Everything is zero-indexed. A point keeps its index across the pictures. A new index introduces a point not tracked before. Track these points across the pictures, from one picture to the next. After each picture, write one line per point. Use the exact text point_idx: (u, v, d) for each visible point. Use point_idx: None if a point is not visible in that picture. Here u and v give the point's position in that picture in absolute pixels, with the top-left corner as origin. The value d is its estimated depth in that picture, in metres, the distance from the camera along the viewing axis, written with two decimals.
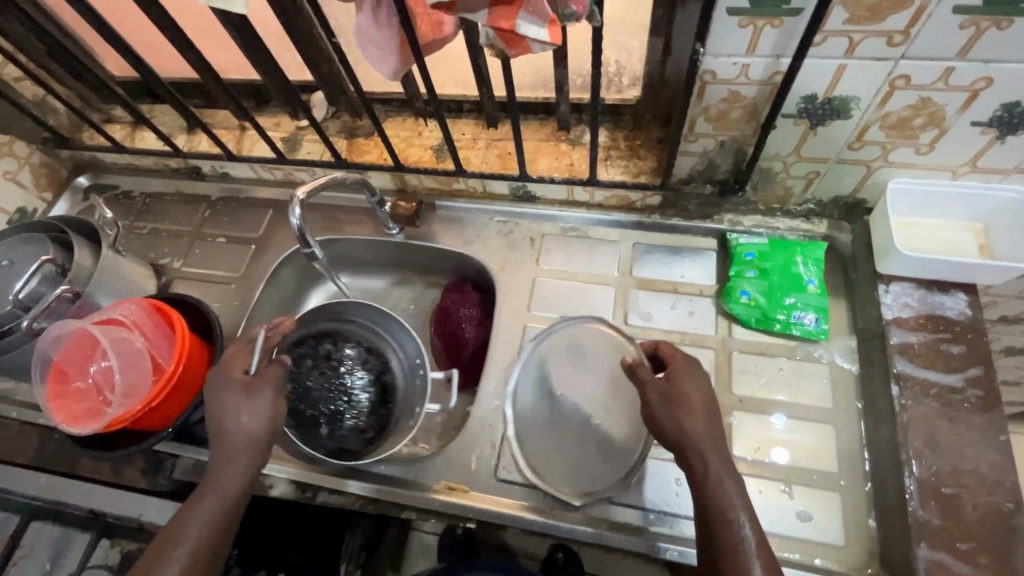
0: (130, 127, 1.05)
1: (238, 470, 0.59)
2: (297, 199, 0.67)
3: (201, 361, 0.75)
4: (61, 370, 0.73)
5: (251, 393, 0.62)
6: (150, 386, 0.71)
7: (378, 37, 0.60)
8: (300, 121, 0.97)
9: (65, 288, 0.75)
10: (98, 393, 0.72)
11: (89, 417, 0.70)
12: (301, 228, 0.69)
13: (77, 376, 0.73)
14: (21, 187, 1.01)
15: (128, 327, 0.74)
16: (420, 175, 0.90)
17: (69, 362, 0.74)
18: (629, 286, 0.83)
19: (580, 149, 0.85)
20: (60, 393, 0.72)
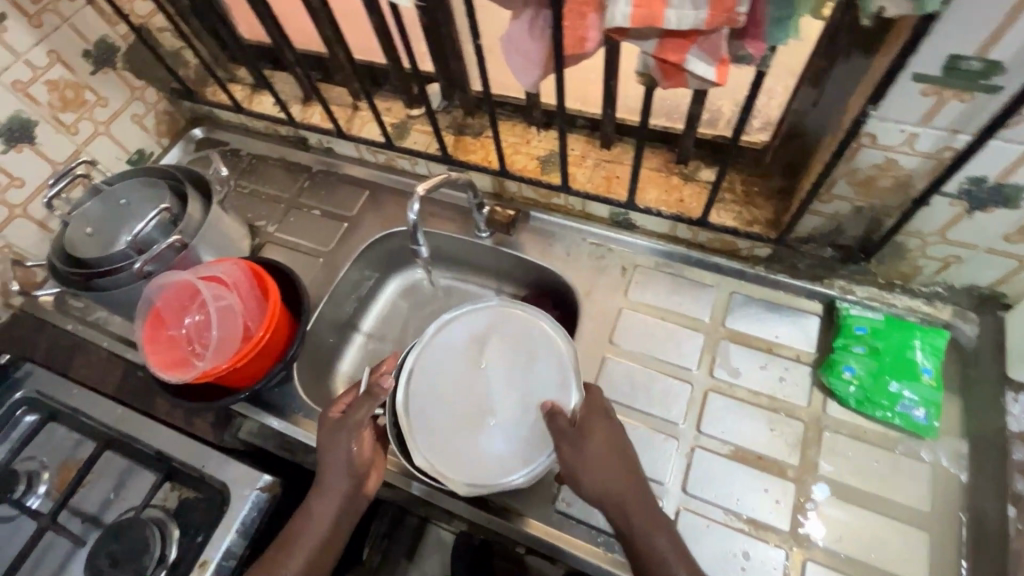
0: (250, 89, 1.09)
1: (334, 499, 0.67)
2: (416, 195, 0.68)
3: (286, 331, 0.77)
4: (162, 315, 0.77)
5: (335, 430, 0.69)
6: (237, 345, 0.73)
7: (528, 48, 0.59)
8: (412, 109, 0.98)
9: (177, 238, 0.78)
10: (190, 343, 0.76)
11: (178, 363, 0.73)
12: (415, 221, 0.69)
13: (175, 324, 0.77)
14: (144, 131, 1.06)
15: (228, 285, 0.78)
16: (521, 184, 0.89)
17: (170, 309, 0.78)
18: (719, 336, 0.79)
19: (693, 186, 0.82)
20: (156, 336, 0.76)
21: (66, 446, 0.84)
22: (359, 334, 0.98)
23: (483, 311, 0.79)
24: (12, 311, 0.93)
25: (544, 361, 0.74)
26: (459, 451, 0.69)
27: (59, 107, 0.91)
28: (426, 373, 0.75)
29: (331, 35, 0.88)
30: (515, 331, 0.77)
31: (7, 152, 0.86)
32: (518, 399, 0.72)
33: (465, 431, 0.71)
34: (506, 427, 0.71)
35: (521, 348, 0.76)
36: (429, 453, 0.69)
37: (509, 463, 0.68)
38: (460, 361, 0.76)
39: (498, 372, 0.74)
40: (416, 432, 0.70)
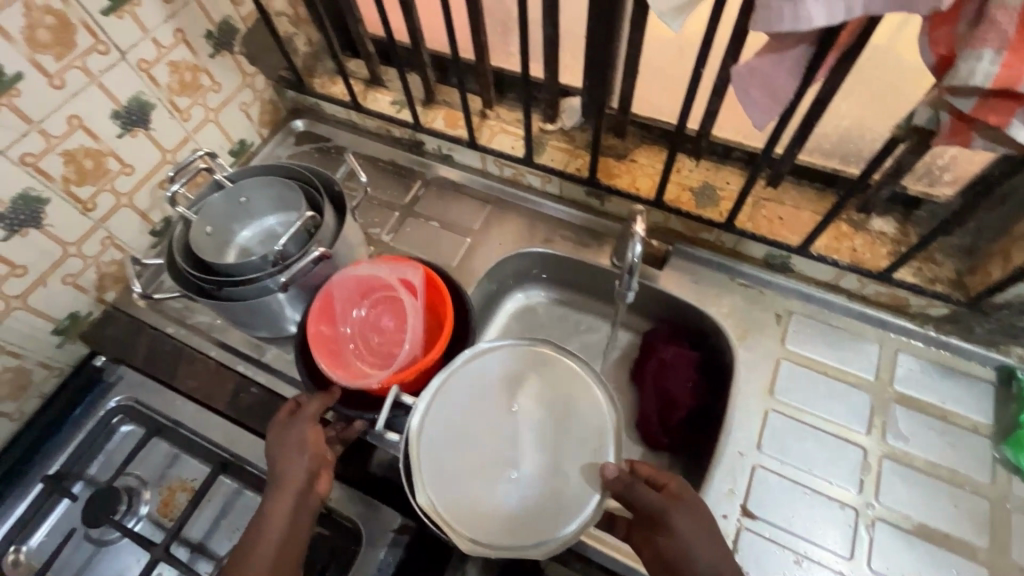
0: (363, 84, 1.02)
1: (302, 471, 0.61)
2: (638, 235, 0.68)
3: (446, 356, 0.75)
4: (330, 303, 0.77)
5: (292, 422, 0.66)
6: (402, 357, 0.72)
7: (776, 86, 0.54)
8: (548, 124, 0.92)
9: (321, 251, 0.72)
10: (355, 341, 0.76)
11: (342, 363, 0.73)
12: (636, 261, 0.70)
13: (341, 317, 0.77)
14: (248, 120, 0.99)
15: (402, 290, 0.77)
16: (671, 216, 0.84)
17: (339, 299, 0.78)
18: (887, 398, 0.74)
19: (864, 235, 0.77)
20: (319, 327, 0.75)
21: (171, 462, 0.77)
22: None
23: (521, 346, 0.73)
24: (104, 307, 0.85)
25: (581, 418, 0.69)
26: (467, 491, 0.64)
27: (177, 91, 0.84)
28: (447, 404, 0.69)
29: (484, 39, 0.82)
30: (562, 377, 0.71)
31: (122, 137, 0.79)
32: (543, 451, 0.67)
33: (477, 472, 0.66)
34: (524, 478, 0.65)
35: (563, 393, 0.70)
36: (433, 487, 0.64)
37: (515, 515, 0.63)
38: (488, 397, 0.70)
39: (531, 418, 0.69)
40: (423, 467, 0.65)
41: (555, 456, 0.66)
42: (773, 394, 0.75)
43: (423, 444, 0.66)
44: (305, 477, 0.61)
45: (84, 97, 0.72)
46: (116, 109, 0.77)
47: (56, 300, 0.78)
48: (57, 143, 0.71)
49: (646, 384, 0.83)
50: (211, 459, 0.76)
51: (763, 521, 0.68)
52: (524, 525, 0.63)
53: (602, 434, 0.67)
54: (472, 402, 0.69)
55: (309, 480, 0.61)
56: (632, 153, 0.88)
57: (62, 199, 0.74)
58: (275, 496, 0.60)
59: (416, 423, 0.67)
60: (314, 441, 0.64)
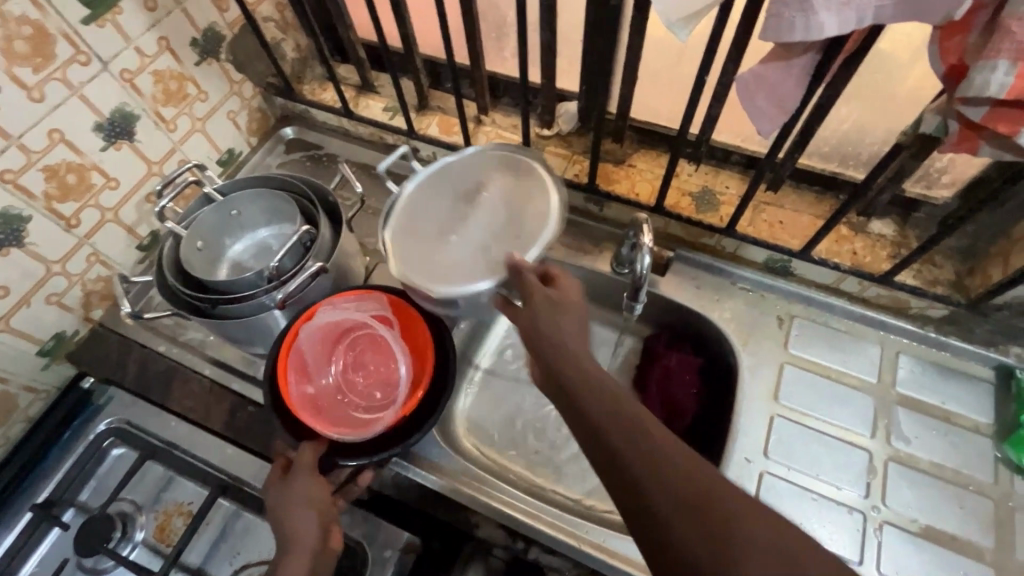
0: (354, 90, 1.00)
1: (314, 528, 0.60)
2: (647, 245, 0.66)
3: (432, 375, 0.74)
4: (305, 363, 0.73)
5: (287, 479, 0.63)
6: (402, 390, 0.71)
7: (781, 94, 0.54)
8: (545, 129, 0.91)
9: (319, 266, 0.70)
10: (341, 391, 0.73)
11: (341, 418, 0.70)
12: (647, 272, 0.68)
13: (318, 373, 0.74)
14: (236, 128, 0.96)
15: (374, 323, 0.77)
16: (672, 221, 0.83)
17: (311, 357, 0.74)
18: (890, 399, 0.75)
19: (864, 238, 0.78)
20: (302, 388, 0.71)
21: (166, 486, 0.75)
22: (475, 367, 0.91)
23: (499, 151, 0.75)
24: (91, 326, 0.82)
25: (535, 207, 0.71)
26: (431, 264, 0.70)
27: (163, 101, 0.81)
28: (414, 213, 0.74)
29: (480, 45, 0.81)
30: (520, 186, 0.74)
31: (106, 150, 0.76)
32: (499, 234, 0.70)
33: (450, 244, 0.71)
34: (470, 260, 0.69)
35: (510, 199, 0.73)
36: (404, 267, 0.69)
37: (483, 253, 0.69)
38: (454, 205, 0.74)
39: (489, 220, 0.72)
40: (403, 249, 0.71)
41: (507, 244, 0.69)
42: (777, 398, 0.75)
43: (398, 243, 0.72)
44: (318, 533, 0.60)
45: (66, 110, 0.70)
46: (99, 121, 0.74)
47: (40, 321, 0.75)
48: (38, 158, 0.68)
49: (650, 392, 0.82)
50: (208, 481, 0.74)
51: None
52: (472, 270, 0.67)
53: (530, 239, 0.68)
54: (439, 205, 0.75)
55: (321, 536, 0.60)
56: (631, 158, 0.87)
57: (44, 216, 0.71)
58: (286, 559, 0.57)
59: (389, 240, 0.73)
60: (321, 497, 0.62)
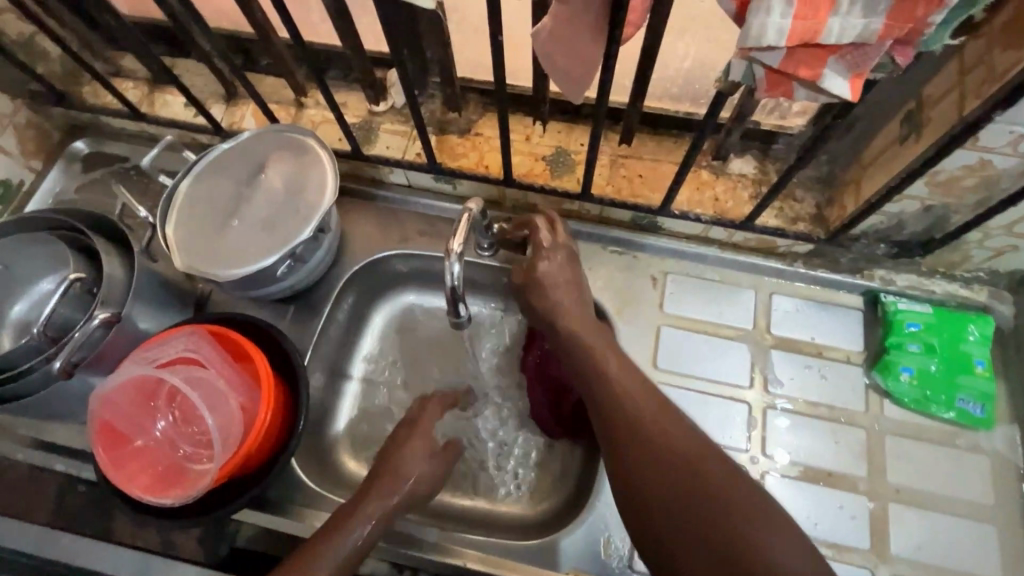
0: (146, 86, 0.83)
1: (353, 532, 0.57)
2: (454, 255, 0.57)
3: (285, 400, 0.62)
4: (115, 428, 0.57)
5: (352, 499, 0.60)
6: (244, 429, 0.57)
7: (579, 51, 0.45)
8: (375, 104, 0.79)
9: (106, 315, 0.59)
10: (171, 452, 0.58)
11: (168, 484, 0.55)
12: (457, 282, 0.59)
13: (140, 436, 0.58)
14: (4, 154, 0.79)
15: (194, 361, 0.60)
16: (528, 192, 0.75)
17: (122, 417, 0.58)
18: (765, 344, 0.73)
19: (726, 180, 0.73)
20: (119, 460, 0.56)
21: None
22: (351, 380, 0.82)
23: (277, 131, 0.69)
24: None
25: (317, 177, 0.66)
26: (218, 248, 0.63)
27: None
28: (191, 200, 0.66)
29: (261, 17, 0.67)
30: (301, 154, 0.67)
31: None
32: (290, 205, 0.65)
33: (233, 224, 0.65)
34: (261, 238, 0.64)
35: (293, 170, 0.67)
36: (186, 257, 0.63)
37: (269, 231, 0.64)
38: (234, 183, 0.67)
39: (276, 191, 0.66)
40: (184, 229, 0.65)
41: (299, 216, 0.64)
42: (656, 363, 0.72)
43: (175, 234, 0.64)
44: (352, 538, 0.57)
45: None
46: None
47: None
48: None
49: (534, 381, 0.79)
50: None
51: None
52: (264, 247, 0.63)
53: (319, 207, 0.64)
54: (218, 188, 0.67)
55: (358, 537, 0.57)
56: (475, 125, 0.78)
57: None
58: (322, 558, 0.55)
59: (168, 222, 0.65)
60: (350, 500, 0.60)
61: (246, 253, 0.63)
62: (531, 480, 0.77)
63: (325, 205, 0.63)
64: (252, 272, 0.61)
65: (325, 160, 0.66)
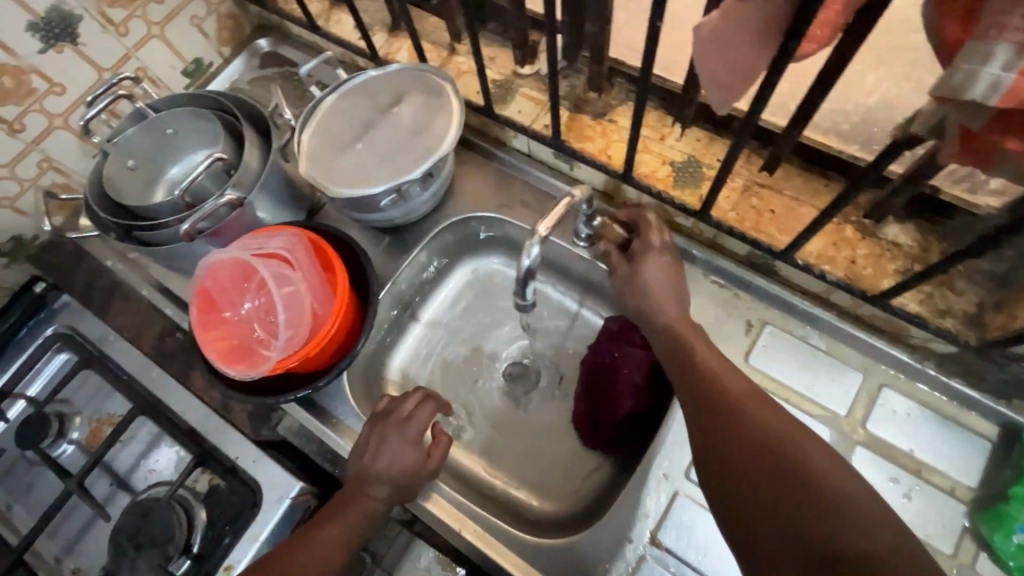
0: (328, 1, 0.89)
1: (376, 490, 0.63)
2: (537, 238, 0.57)
3: (353, 319, 0.66)
4: (213, 296, 0.65)
5: (382, 450, 0.65)
6: (310, 332, 0.62)
7: (742, 55, 0.41)
8: (522, 66, 0.78)
9: (232, 196, 0.66)
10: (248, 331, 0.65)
11: (238, 357, 0.62)
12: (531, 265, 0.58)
13: (230, 309, 0.65)
14: (203, 36, 0.90)
15: (286, 261, 0.66)
16: (643, 194, 0.71)
17: (220, 289, 0.66)
18: (853, 438, 0.64)
19: (871, 244, 0.63)
20: (207, 323, 0.64)
21: (99, 395, 0.79)
22: (420, 320, 0.86)
23: (419, 70, 0.71)
24: (51, 232, 0.85)
25: (442, 124, 0.67)
26: (338, 166, 0.67)
27: (108, 1, 0.76)
28: (328, 116, 0.71)
29: None
30: (434, 97, 0.69)
31: (46, 52, 0.73)
32: (411, 144, 0.67)
33: (357, 147, 0.69)
34: (377, 168, 0.67)
35: (423, 110, 0.69)
36: (309, 166, 0.68)
37: (384, 163, 0.67)
38: (369, 111, 0.71)
39: (402, 127, 0.69)
40: (316, 141, 0.70)
41: (415, 157, 0.66)
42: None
43: (306, 143, 0.70)
44: (378, 496, 0.63)
45: None
46: (34, 21, 0.70)
47: None
48: None
49: (588, 383, 0.77)
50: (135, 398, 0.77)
51: (670, 536, 0.63)
52: (376, 177, 0.66)
53: (435, 153, 0.65)
54: (354, 112, 0.71)
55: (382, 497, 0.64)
56: (612, 111, 0.74)
57: None
58: (347, 513, 0.62)
59: (304, 130, 0.70)
60: (378, 448, 0.65)
61: (359, 178, 0.67)
62: (552, 477, 0.77)
63: (441, 152, 0.64)
64: (357, 196, 0.65)
65: (451, 109, 0.67)
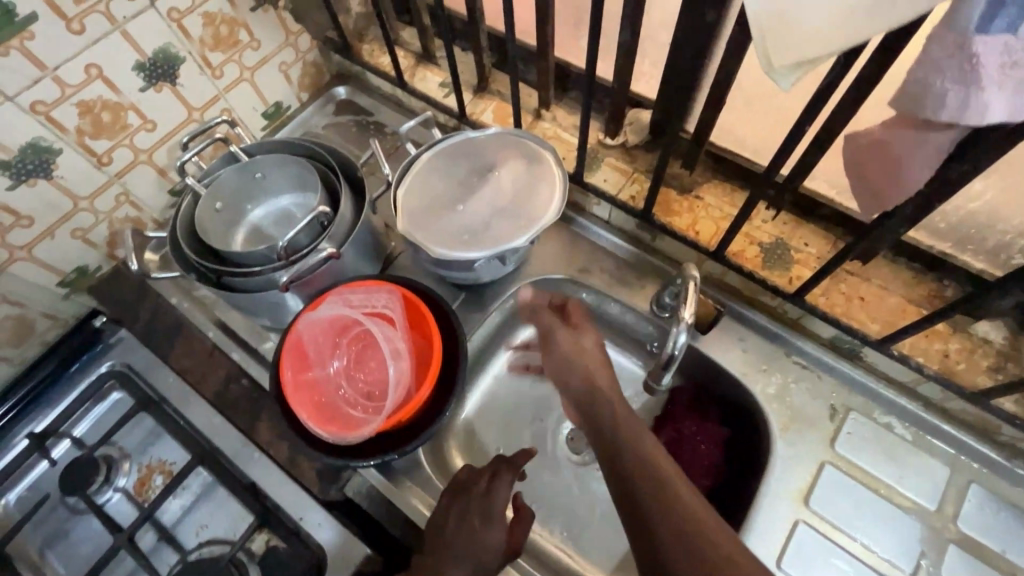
0: (414, 58, 0.92)
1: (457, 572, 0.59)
2: (685, 323, 0.60)
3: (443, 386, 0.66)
4: (304, 352, 0.65)
5: (474, 520, 0.62)
6: (408, 394, 0.62)
7: (904, 165, 0.42)
8: (609, 137, 0.80)
9: (330, 252, 0.65)
10: (338, 389, 0.64)
11: (329, 418, 0.61)
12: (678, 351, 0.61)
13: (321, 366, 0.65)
14: (287, 82, 0.92)
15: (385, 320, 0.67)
16: (731, 271, 0.72)
17: (312, 344, 0.65)
18: (945, 535, 0.63)
19: (962, 339, 0.64)
20: (299, 378, 0.63)
21: (152, 439, 0.75)
22: (486, 376, 0.84)
23: (522, 138, 0.72)
24: (115, 263, 0.83)
25: (545, 194, 0.68)
26: (435, 225, 0.68)
27: (210, 46, 0.77)
28: (425, 174, 0.72)
29: (549, 33, 0.71)
30: (538, 167, 0.70)
31: (146, 90, 0.73)
32: (511, 211, 0.68)
33: (456, 209, 0.69)
34: (476, 231, 0.67)
35: (526, 179, 0.70)
36: (406, 222, 0.68)
37: (483, 229, 0.67)
38: (468, 173, 0.72)
39: (502, 193, 0.70)
40: (414, 200, 0.70)
41: (515, 224, 0.67)
42: (807, 497, 0.65)
43: (403, 198, 0.70)
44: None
45: (105, 45, 0.66)
46: (141, 61, 0.71)
47: (63, 253, 0.76)
48: (72, 92, 0.66)
49: None
50: (192, 445, 0.73)
51: None
52: (475, 241, 0.66)
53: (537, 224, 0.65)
54: (453, 172, 0.72)
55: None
56: (699, 188, 0.76)
57: (76, 151, 0.70)
58: None
59: (399, 188, 0.71)
60: (464, 518, 0.62)
61: (457, 240, 0.67)
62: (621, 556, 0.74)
63: (548, 220, 0.64)
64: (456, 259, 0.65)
65: (556, 178, 0.68)
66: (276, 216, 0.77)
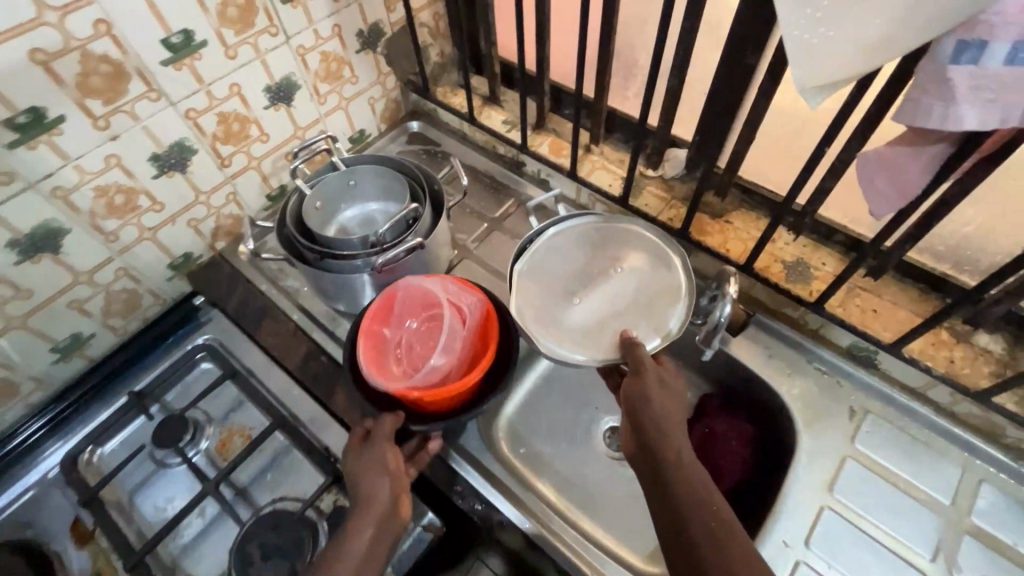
0: (482, 100, 1.07)
1: (364, 531, 0.60)
2: (730, 296, 0.70)
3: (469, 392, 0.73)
4: (391, 307, 0.79)
5: (377, 471, 0.64)
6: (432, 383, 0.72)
7: (907, 174, 0.53)
8: (650, 170, 0.94)
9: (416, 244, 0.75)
10: (399, 344, 0.78)
11: (377, 360, 0.74)
12: (724, 320, 0.71)
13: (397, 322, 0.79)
14: (372, 113, 1.07)
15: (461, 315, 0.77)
16: (758, 283, 0.82)
17: (401, 304, 0.79)
18: (959, 525, 0.68)
19: (964, 348, 0.73)
20: (376, 325, 0.77)
21: (236, 406, 0.83)
22: (533, 374, 0.93)
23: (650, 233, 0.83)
24: (213, 254, 0.94)
25: (650, 311, 0.78)
26: (545, 312, 0.79)
27: (321, 78, 0.92)
28: (546, 256, 0.84)
29: (608, 80, 0.85)
30: (649, 277, 0.81)
31: (267, 109, 0.88)
32: (613, 319, 0.78)
33: (569, 304, 0.80)
34: (579, 331, 0.78)
35: (636, 291, 0.80)
36: (520, 301, 0.79)
37: (587, 330, 0.78)
38: (584, 267, 0.83)
39: (611, 302, 0.80)
40: (542, 291, 0.82)
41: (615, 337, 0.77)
42: (831, 486, 0.72)
43: (525, 276, 0.82)
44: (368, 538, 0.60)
45: (247, 69, 0.81)
46: (269, 84, 0.86)
47: (178, 239, 0.88)
48: (216, 104, 0.81)
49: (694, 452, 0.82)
50: (271, 413, 0.81)
51: None
52: (575, 341, 0.76)
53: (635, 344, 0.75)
54: (571, 262, 0.83)
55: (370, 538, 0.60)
56: (729, 214, 0.88)
57: (207, 152, 0.84)
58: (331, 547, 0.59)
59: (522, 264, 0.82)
60: (380, 463, 0.65)
61: (559, 333, 0.77)
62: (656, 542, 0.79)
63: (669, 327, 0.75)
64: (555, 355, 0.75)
65: (678, 294, 0.78)
66: (360, 215, 0.89)
